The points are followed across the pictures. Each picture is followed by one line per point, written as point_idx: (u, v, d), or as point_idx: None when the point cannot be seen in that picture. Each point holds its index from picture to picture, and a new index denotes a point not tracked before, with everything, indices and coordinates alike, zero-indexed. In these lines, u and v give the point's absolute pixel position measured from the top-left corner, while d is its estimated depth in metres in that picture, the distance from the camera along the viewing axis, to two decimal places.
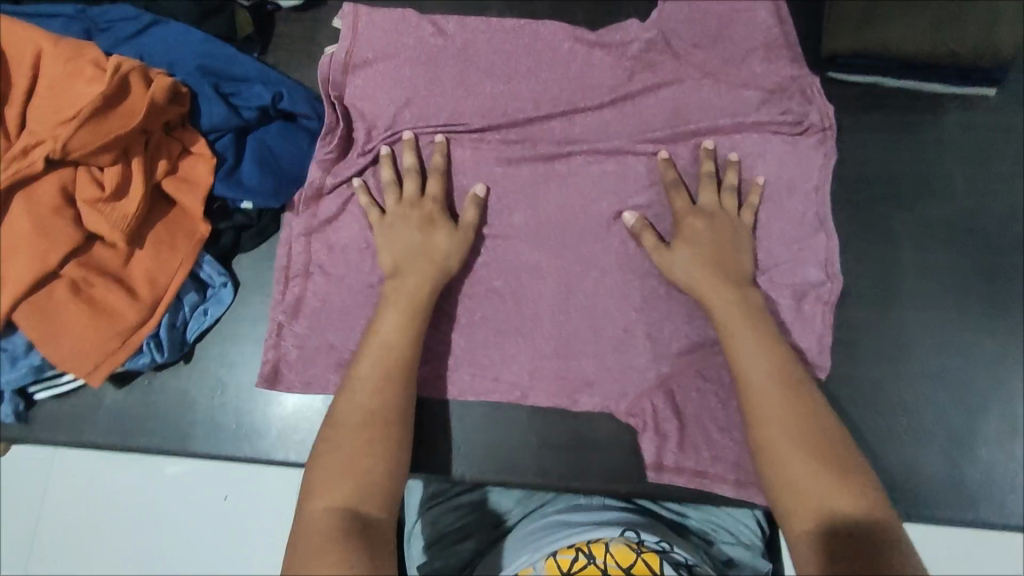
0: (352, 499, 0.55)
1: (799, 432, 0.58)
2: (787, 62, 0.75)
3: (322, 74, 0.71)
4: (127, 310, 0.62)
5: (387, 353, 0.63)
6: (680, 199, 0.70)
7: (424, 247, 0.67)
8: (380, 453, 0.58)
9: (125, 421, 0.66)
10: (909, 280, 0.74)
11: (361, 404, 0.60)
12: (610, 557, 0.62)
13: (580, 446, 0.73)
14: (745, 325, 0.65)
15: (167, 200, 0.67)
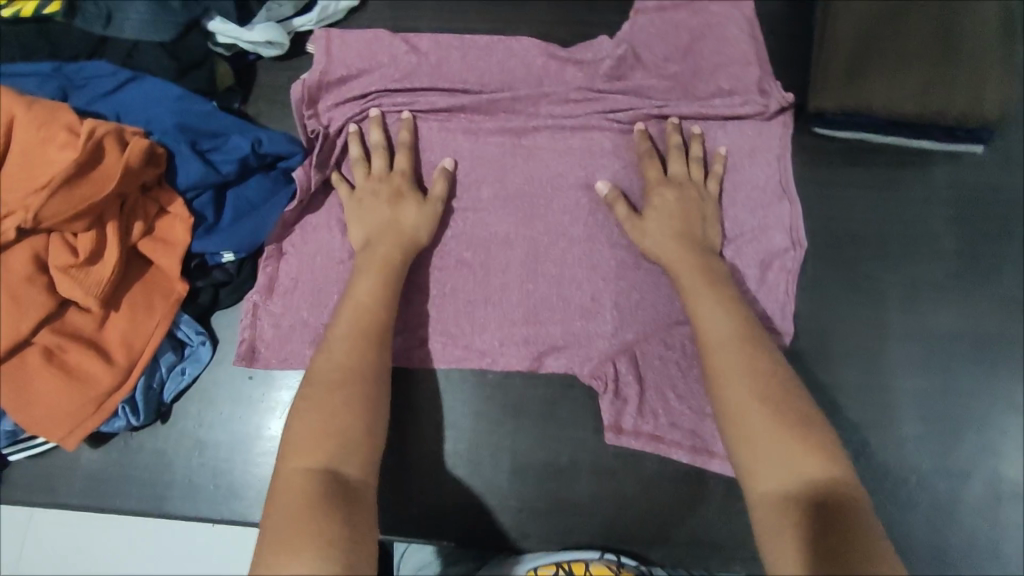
0: (331, 459, 0.52)
1: (758, 387, 0.56)
2: (756, 77, 0.75)
3: (298, 95, 0.72)
4: (102, 374, 0.62)
5: (366, 312, 0.62)
6: (651, 170, 0.71)
7: (390, 214, 0.67)
8: (358, 406, 0.55)
9: (102, 480, 0.67)
10: (901, 343, 0.69)
11: (337, 362, 0.58)
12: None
13: (563, 510, 0.67)
14: (709, 292, 0.63)
15: (144, 260, 0.66)
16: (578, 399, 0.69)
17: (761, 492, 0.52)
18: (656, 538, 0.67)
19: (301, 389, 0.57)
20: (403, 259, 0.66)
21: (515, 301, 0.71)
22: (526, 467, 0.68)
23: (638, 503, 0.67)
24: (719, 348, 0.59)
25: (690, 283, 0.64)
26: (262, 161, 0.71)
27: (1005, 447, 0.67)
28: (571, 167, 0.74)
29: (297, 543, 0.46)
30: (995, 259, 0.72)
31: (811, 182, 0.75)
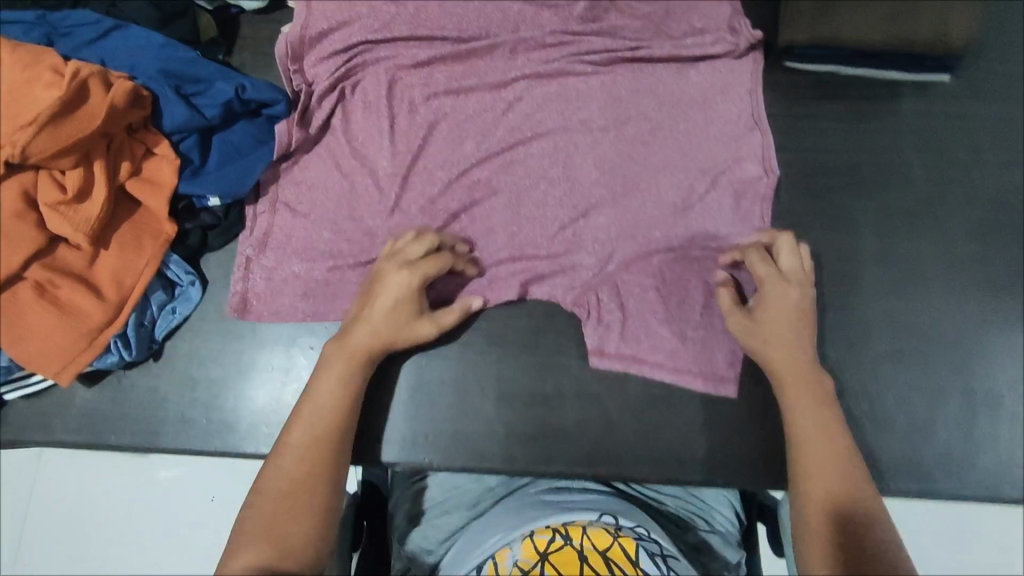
0: (272, 560, 0.52)
1: (841, 490, 0.56)
2: (727, 16, 0.77)
3: (282, 53, 0.74)
4: (93, 311, 0.64)
5: (330, 412, 0.61)
6: (757, 267, 0.67)
7: (382, 323, 0.64)
8: (303, 515, 0.55)
9: (96, 418, 0.69)
10: (874, 266, 0.71)
11: (288, 470, 0.57)
12: (586, 539, 0.61)
13: (550, 434, 0.68)
14: (800, 384, 0.62)
15: (133, 201, 0.68)
16: (561, 329, 0.71)
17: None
18: (642, 460, 0.67)
19: (249, 496, 0.57)
20: (375, 358, 0.64)
21: (498, 239, 0.73)
22: (512, 395, 0.69)
23: (623, 427, 0.68)
24: (814, 453, 0.58)
25: (791, 379, 0.62)
26: (246, 107, 0.72)
27: (978, 365, 0.68)
28: (550, 110, 0.76)
29: None
30: (968, 179, 0.73)
31: (785, 114, 0.76)
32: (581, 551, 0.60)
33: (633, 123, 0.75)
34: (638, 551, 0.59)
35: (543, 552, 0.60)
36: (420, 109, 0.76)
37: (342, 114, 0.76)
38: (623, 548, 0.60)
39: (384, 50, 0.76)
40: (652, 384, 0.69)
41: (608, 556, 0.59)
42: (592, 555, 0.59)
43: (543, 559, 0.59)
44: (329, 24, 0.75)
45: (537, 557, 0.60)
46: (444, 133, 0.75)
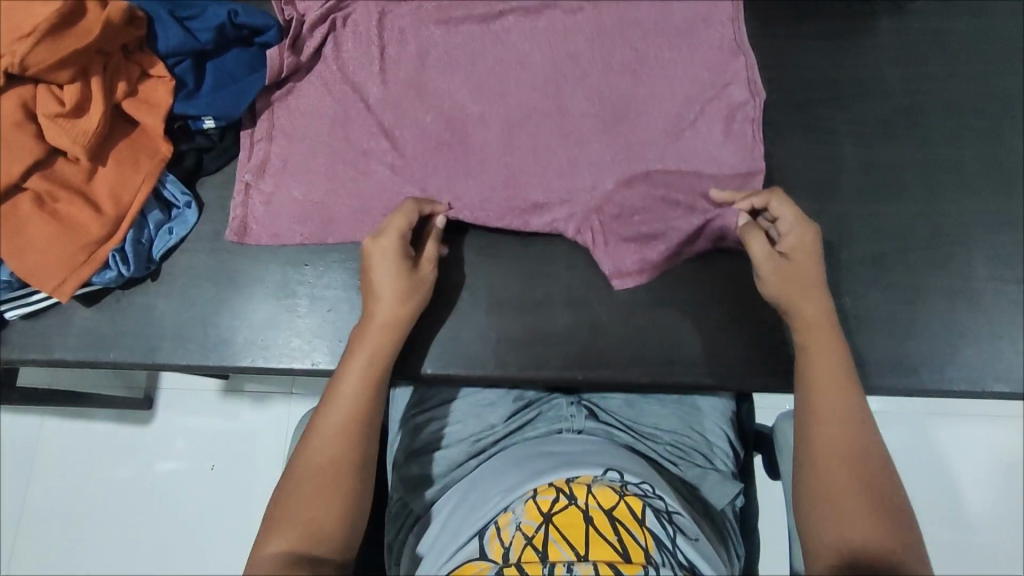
0: (304, 544, 0.54)
1: (854, 456, 0.57)
2: None
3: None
4: (91, 224, 0.65)
5: (363, 395, 0.60)
6: (786, 211, 0.66)
7: (392, 295, 0.64)
8: (336, 503, 0.56)
9: (96, 337, 0.70)
10: (853, 175, 0.73)
11: (319, 451, 0.58)
12: (591, 498, 0.64)
13: (541, 340, 0.69)
14: (829, 348, 0.62)
15: (130, 123, 0.69)
16: (551, 241, 0.72)
17: (815, 555, 0.54)
18: (632, 364, 0.68)
19: (283, 480, 0.58)
20: (400, 329, 0.64)
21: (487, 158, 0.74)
22: (504, 305, 0.70)
23: (613, 332, 0.69)
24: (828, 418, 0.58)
25: (810, 337, 0.62)
26: (239, 33, 0.73)
27: (956, 263, 0.70)
28: (535, 35, 0.78)
29: None
30: (941, 92, 0.75)
31: (764, 35, 0.78)
32: (586, 510, 0.63)
33: (618, 45, 0.77)
34: (644, 510, 0.63)
35: (548, 514, 0.63)
36: (408, 36, 0.77)
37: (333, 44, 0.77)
38: (629, 507, 0.63)
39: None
40: (640, 288, 0.70)
41: (614, 515, 0.62)
42: (596, 515, 0.62)
43: (546, 521, 0.62)
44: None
45: (540, 519, 0.63)
46: (433, 57, 0.77)
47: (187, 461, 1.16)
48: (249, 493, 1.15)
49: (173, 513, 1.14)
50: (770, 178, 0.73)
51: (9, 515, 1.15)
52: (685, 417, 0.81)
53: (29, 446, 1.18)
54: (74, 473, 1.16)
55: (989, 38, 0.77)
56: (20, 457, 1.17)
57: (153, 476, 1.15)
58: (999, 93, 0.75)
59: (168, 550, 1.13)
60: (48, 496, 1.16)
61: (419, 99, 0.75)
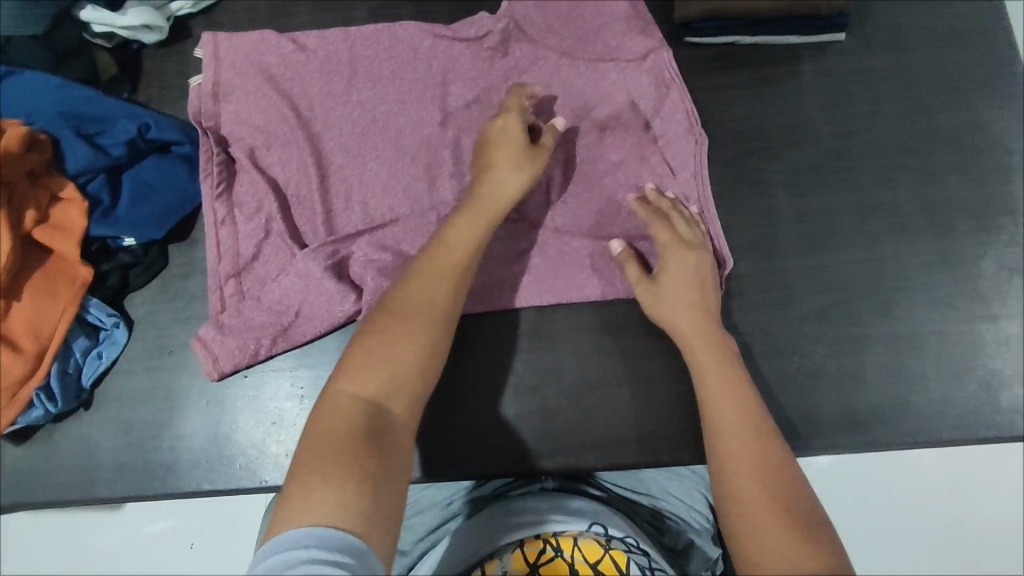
0: (381, 394, 0.52)
1: (761, 465, 0.54)
2: None
3: (195, 108, 0.72)
4: (11, 365, 0.62)
5: (442, 274, 0.59)
6: (662, 238, 0.67)
7: (506, 163, 0.65)
8: (418, 358, 0.54)
9: (29, 474, 0.67)
10: (791, 228, 0.72)
11: (414, 300, 0.57)
12: (577, 551, 0.63)
13: (489, 431, 0.67)
14: (713, 343, 0.62)
15: (43, 249, 0.66)
16: (495, 326, 0.70)
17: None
18: (587, 448, 0.67)
19: (368, 320, 0.56)
20: (498, 204, 0.64)
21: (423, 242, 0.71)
22: (452, 397, 0.68)
23: (564, 415, 0.68)
24: (727, 424, 0.57)
25: (693, 350, 0.63)
26: (152, 145, 0.72)
27: (900, 309, 0.70)
28: (463, 108, 0.73)
29: (327, 469, 0.46)
30: (869, 133, 0.75)
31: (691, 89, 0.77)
32: (572, 564, 0.62)
33: (548, 109, 0.73)
34: (629, 564, 0.62)
35: (534, 565, 0.62)
36: (329, 120, 0.73)
37: (253, 158, 0.72)
38: (614, 562, 0.62)
39: (302, 98, 0.73)
40: (587, 367, 0.69)
41: (599, 569, 0.62)
42: (582, 569, 0.62)
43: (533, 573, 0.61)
44: (239, 83, 0.73)
45: (527, 569, 0.62)
46: (353, 139, 0.72)
47: (161, 552, 1.03)
48: None
49: None
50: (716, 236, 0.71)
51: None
52: (661, 481, 0.79)
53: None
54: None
55: (913, 74, 0.77)
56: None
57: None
58: (926, 129, 0.75)
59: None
60: None
61: (349, 188, 0.71)
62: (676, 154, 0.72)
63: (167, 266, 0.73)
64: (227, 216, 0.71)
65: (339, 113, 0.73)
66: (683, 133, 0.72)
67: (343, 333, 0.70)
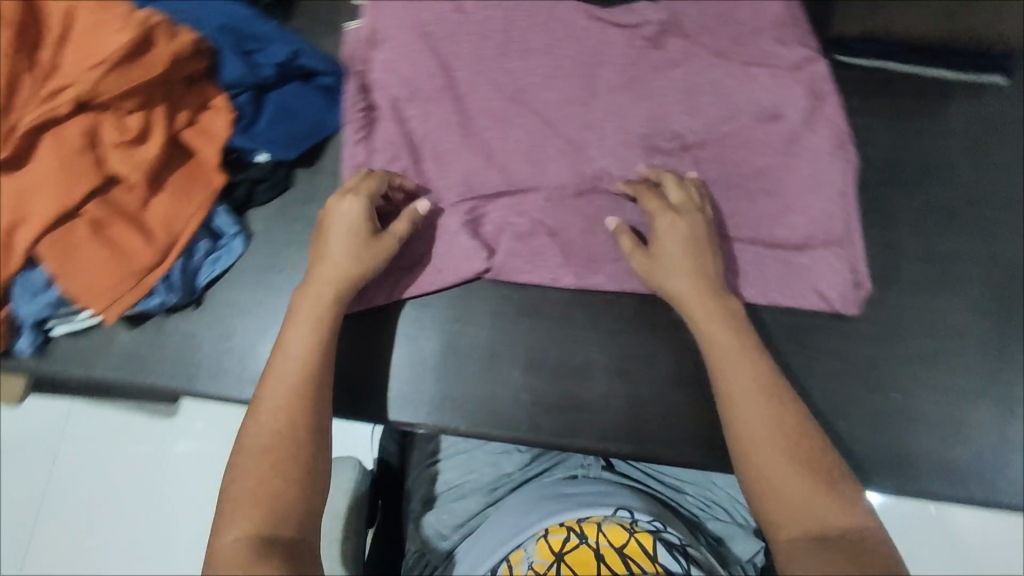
0: (268, 524, 0.50)
1: (781, 429, 0.55)
2: (781, 8, 0.78)
3: (348, 53, 0.77)
4: (141, 252, 0.66)
5: (293, 389, 0.57)
6: (649, 204, 0.68)
7: (340, 251, 0.64)
8: (294, 473, 0.53)
9: (135, 358, 0.71)
10: (915, 266, 0.71)
11: (269, 426, 0.55)
12: (602, 536, 0.60)
13: (574, 407, 0.69)
14: (718, 318, 0.62)
15: (186, 151, 0.69)
16: (597, 306, 0.71)
17: (789, 543, 0.50)
18: (668, 443, 0.68)
19: (232, 459, 0.54)
20: (335, 299, 0.62)
21: (542, 213, 0.72)
22: (542, 364, 0.70)
23: (652, 403, 0.69)
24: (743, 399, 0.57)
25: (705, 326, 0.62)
26: (299, 72, 0.74)
27: (1014, 368, 0.69)
28: (605, 94, 0.76)
29: None
30: (1010, 185, 0.73)
31: (836, 108, 0.75)
32: (597, 549, 0.58)
33: (685, 110, 0.75)
34: (657, 546, 0.59)
35: (560, 552, 0.59)
36: (475, 84, 0.76)
37: (393, 107, 0.75)
38: (641, 545, 0.58)
39: (451, 58, 0.77)
40: (681, 363, 0.70)
41: (626, 553, 0.58)
42: (608, 553, 0.58)
43: (558, 560, 0.58)
44: (394, 32, 0.77)
45: (551, 558, 0.59)
46: (497, 103, 0.76)
47: (207, 463, 1.08)
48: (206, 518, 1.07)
49: (195, 520, 1.07)
50: (835, 255, 0.71)
51: (25, 509, 1.08)
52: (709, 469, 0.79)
53: (47, 436, 1.11)
54: (94, 467, 1.09)
55: None
56: (42, 443, 1.11)
57: (171, 479, 1.08)
58: None
59: (187, 560, 1.06)
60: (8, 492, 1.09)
61: (484, 150, 0.74)
62: (822, 170, 0.73)
63: (290, 189, 0.75)
64: (365, 161, 0.74)
65: (485, 76, 0.77)
66: (830, 150, 0.74)
67: (456, 293, 0.72)
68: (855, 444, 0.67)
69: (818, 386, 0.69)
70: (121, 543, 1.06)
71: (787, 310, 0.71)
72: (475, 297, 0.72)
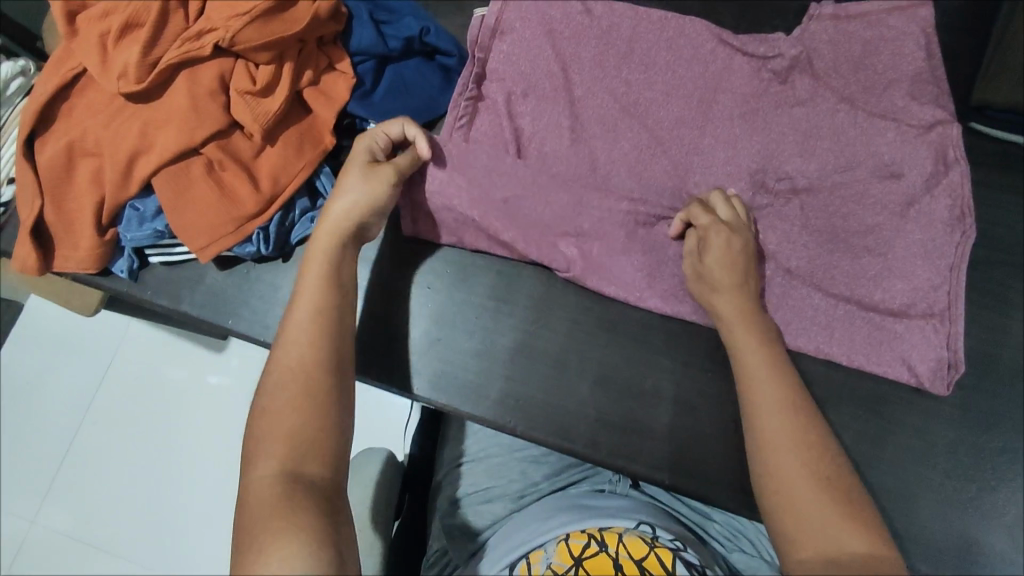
0: (293, 460, 0.49)
1: (809, 452, 0.53)
2: (923, 62, 0.74)
3: (472, 37, 0.77)
4: (247, 200, 0.67)
5: (316, 330, 0.56)
6: (699, 216, 0.67)
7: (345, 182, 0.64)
8: (316, 411, 0.51)
9: (221, 299, 0.73)
10: (1015, 353, 0.69)
11: (291, 363, 0.54)
12: (622, 546, 0.58)
13: (637, 430, 0.68)
14: (753, 342, 0.61)
15: (304, 109, 0.71)
16: (675, 334, 0.71)
17: (802, 564, 0.47)
18: (724, 488, 0.66)
19: (255, 399, 0.53)
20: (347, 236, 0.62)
21: (637, 232, 0.72)
22: (611, 382, 0.69)
23: (714, 444, 0.68)
24: (771, 423, 0.54)
25: (749, 357, 0.60)
26: (424, 49, 0.75)
27: None
28: (721, 120, 0.74)
29: (268, 544, 0.44)
30: None
31: (966, 179, 0.72)
32: (617, 559, 0.57)
33: (800, 152, 0.73)
34: (676, 563, 0.56)
35: (578, 558, 0.58)
36: (592, 89, 0.75)
37: (508, 99, 0.75)
38: (660, 559, 0.57)
39: (573, 59, 0.76)
40: None
41: (644, 566, 0.56)
42: (626, 564, 0.57)
43: (577, 565, 0.57)
44: (520, 25, 0.77)
45: (570, 562, 0.58)
46: (610, 112, 0.75)
47: (244, 405, 1.11)
48: (233, 457, 1.09)
49: (220, 458, 1.09)
50: (936, 330, 0.68)
51: (71, 415, 1.13)
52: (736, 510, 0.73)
53: (103, 349, 1.16)
54: (139, 389, 1.13)
55: None
56: (101, 353, 1.16)
57: (207, 415, 1.11)
58: None
59: (207, 495, 1.08)
60: (62, 393, 1.15)
61: (591, 157, 0.74)
62: (935, 240, 0.70)
63: None
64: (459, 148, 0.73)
65: (603, 83, 0.76)
66: (947, 221, 0.71)
67: (537, 296, 0.72)
68: (915, 525, 0.65)
69: (892, 458, 0.67)
70: (153, 464, 1.10)
71: (871, 376, 0.69)
72: (556, 304, 0.72)
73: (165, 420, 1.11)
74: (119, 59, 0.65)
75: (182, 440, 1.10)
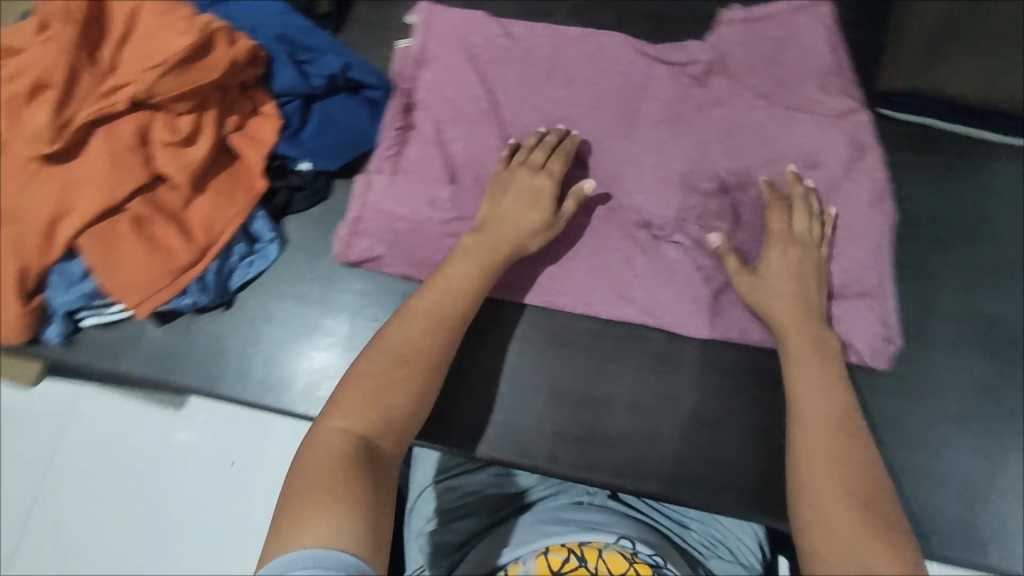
0: (368, 430, 0.53)
1: (841, 461, 0.54)
2: (828, 56, 0.78)
3: (396, 69, 0.78)
4: (180, 250, 0.66)
5: (431, 323, 0.61)
6: (777, 220, 0.69)
7: (522, 224, 0.66)
8: (408, 393, 0.56)
9: (163, 354, 0.71)
10: (946, 321, 0.72)
11: (412, 336, 0.59)
12: (602, 564, 0.60)
13: (597, 439, 0.68)
14: (813, 352, 0.63)
15: (232, 155, 0.70)
16: (625, 339, 0.72)
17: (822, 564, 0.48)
18: (687, 485, 0.67)
19: (359, 357, 0.58)
20: (504, 257, 0.66)
21: (578, 244, 0.73)
22: (566, 393, 0.70)
23: (672, 443, 0.68)
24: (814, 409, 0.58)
25: (798, 356, 0.63)
26: (348, 84, 0.75)
27: None
28: (647, 127, 0.76)
29: (315, 496, 0.46)
30: None
31: (880, 162, 0.75)
32: None
33: (726, 150, 0.75)
34: None
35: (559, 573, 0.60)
36: (520, 108, 0.77)
37: (438, 126, 0.76)
38: None
39: (498, 81, 0.78)
40: (704, 405, 0.69)
41: None
42: None
43: None
44: (443, 53, 0.78)
45: None
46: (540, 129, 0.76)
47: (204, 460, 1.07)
48: (199, 514, 1.05)
49: (185, 517, 1.05)
50: (871, 307, 0.71)
51: (23, 492, 1.07)
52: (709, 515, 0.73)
53: (51, 419, 1.10)
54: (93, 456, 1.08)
55: None
56: (48, 422, 1.10)
57: (168, 474, 1.06)
58: None
59: (177, 556, 1.04)
60: (10, 469, 1.09)
61: None
62: (861, 221, 0.73)
63: (331, 197, 0.75)
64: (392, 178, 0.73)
65: (530, 102, 0.77)
66: (869, 202, 0.74)
67: (485, 316, 0.72)
68: None
69: None
70: (117, 530, 1.05)
71: None
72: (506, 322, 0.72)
73: (125, 484, 1.07)
74: (31, 122, 0.64)
75: (144, 502, 1.06)
